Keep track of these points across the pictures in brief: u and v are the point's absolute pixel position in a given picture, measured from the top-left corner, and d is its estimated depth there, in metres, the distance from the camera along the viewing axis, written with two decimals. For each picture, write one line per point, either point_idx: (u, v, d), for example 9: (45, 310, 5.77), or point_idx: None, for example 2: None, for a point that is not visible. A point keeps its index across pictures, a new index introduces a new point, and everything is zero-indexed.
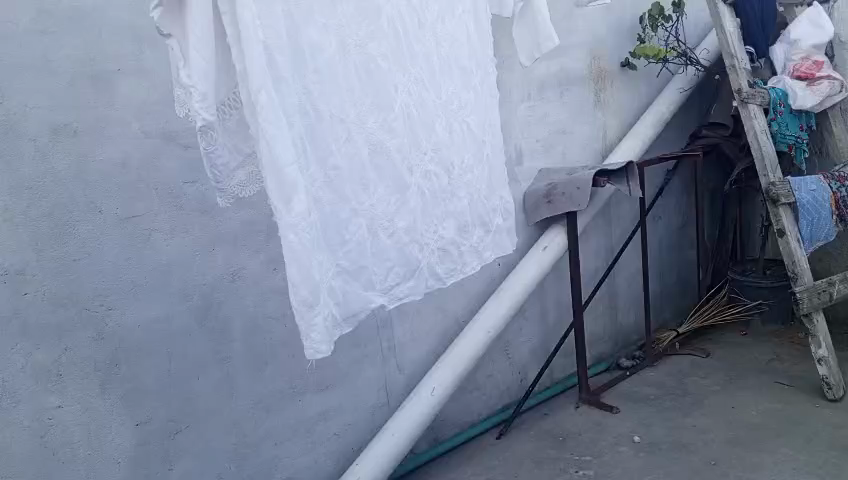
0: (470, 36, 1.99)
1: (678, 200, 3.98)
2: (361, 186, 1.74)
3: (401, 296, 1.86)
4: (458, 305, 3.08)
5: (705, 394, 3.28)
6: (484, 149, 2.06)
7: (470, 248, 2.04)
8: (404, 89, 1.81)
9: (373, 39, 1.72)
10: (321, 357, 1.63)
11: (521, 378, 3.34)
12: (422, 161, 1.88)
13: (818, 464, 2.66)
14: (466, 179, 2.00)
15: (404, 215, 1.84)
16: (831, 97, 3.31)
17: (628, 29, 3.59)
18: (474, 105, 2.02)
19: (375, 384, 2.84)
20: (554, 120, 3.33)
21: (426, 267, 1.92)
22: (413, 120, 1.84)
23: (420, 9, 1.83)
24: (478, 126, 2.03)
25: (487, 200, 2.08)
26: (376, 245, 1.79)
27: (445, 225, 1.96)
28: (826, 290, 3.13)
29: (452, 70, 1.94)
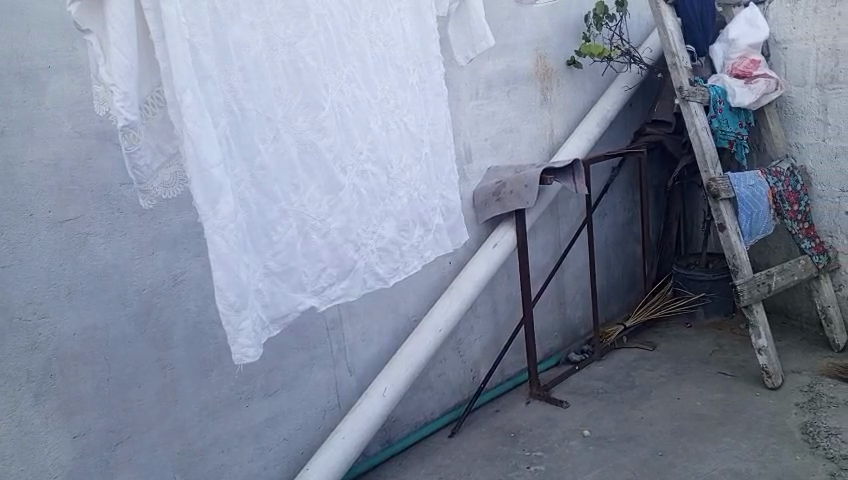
0: (406, 35, 1.99)
1: (624, 196, 4.05)
2: (291, 187, 1.71)
3: (333, 298, 1.85)
4: (409, 304, 3.06)
5: (652, 386, 3.35)
6: (423, 148, 2.07)
7: (411, 247, 2.06)
8: (335, 89, 1.79)
9: (302, 37, 1.70)
10: (250, 361, 1.61)
11: (473, 375, 3.35)
12: (358, 160, 1.86)
13: (758, 451, 2.74)
14: (405, 177, 2.01)
15: (338, 215, 1.82)
16: (767, 96, 3.42)
17: (573, 28, 3.63)
18: (411, 104, 2.03)
19: (326, 387, 2.81)
20: (502, 118, 3.35)
21: (363, 267, 1.92)
22: (345, 117, 1.82)
23: (354, 7, 1.82)
24: (415, 125, 2.04)
25: (427, 199, 2.11)
26: (306, 246, 1.77)
27: (383, 225, 1.96)
28: (765, 282, 3.23)
29: (389, 69, 1.94)
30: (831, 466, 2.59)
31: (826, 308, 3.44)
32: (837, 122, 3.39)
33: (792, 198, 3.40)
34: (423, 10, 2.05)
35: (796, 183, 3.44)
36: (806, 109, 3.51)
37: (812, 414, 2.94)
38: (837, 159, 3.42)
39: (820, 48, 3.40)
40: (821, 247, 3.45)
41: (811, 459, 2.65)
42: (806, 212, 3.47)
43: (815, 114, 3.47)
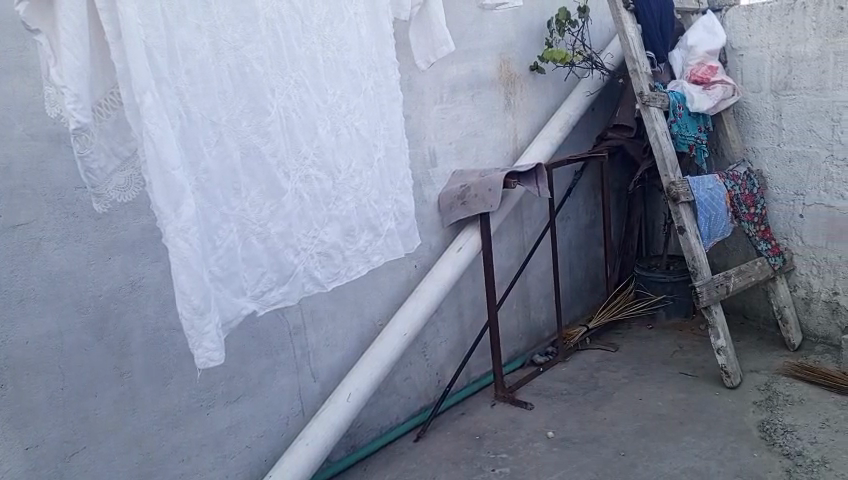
0: (362, 40, 1.99)
1: (587, 199, 4.10)
2: (233, 190, 1.71)
3: (272, 302, 1.85)
4: (373, 308, 3.05)
5: (614, 387, 3.39)
6: (375, 153, 2.08)
7: (356, 252, 2.05)
8: (282, 93, 1.78)
9: (250, 42, 1.68)
10: (216, 365, 1.65)
11: (439, 379, 3.35)
12: (302, 165, 1.86)
13: (717, 449, 2.79)
14: (354, 182, 2.01)
15: (278, 220, 1.82)
16: (725, 101, 3.49)
17: (536, 33, 3.66)
18: (364, 109, 2.02)
19: (289, 393, 2.78)
20: (466, 122, 3.36)
21: (303, 271, 1.91)
22: (291, 122, 1.81)
23: (307, 10, 1.81)
24: (367, 130, 2.04)
25: (378, 204, 2.11)
26: (247, 249, 1.77)
27: (326, 229, 1.96)
28: (723, 283, 3.30)
29: (342, 73, 1.93)
30: (787, 463, 2.65)
31: (782, 309, 3.53)
32: (791, 127, 3.47)
33: (749, 200, 3.48)
34: (381, 15, 2.05)
35: (752, 186, 3.52)
36: (761, 114, 3.60)
37: (768, 412, 3.01)
38: (791, 163, 3.50)
39: (774, 56, 3.48)
40: (777, 249, 3.54)
41: (768, 456, 2.70)
42: (762, 214, 3.55)
43: (770, 120, 3.56)
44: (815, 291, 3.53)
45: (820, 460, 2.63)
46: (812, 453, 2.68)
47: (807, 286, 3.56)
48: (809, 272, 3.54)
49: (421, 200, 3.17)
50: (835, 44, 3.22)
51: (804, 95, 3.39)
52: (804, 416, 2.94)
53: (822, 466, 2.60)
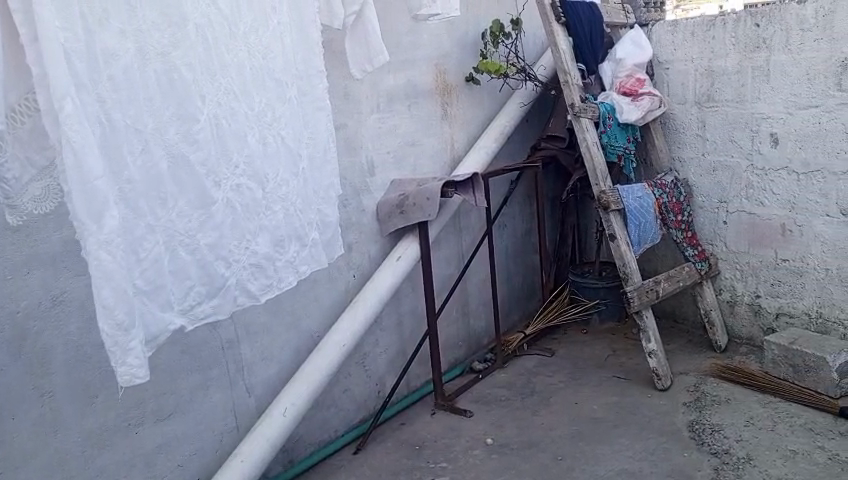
0: (285, 48, 1.95)
1: (522, 208, 4.17)
2: (159, 201, 1.67)
3: (201, 317, 1.82)
4: (311, 320, 3.01)
5: (551, 392, 3.45)
6: (301, 163, 2.03)
7: (286, 263, 2.00)
8: (214, 100, 1.75)
9: (178, 48, 1.65)
10: (141, 381, 1.58)
11: (379, 389, 3.33)
12: (233, 174, 1.81)
13: (650, 451, 2.86)
14: (281, 192, 1.96)
15: (208, 231, 1.78)
16: (652, 112, 3.61)
17: (471, 44, 3.71)
18: (290, 120, 1.98)
19: (223, 409, 2.71)
20: (403, 132, 3.37)
21: (237, 284, 1.87)
22: (222, 131, 1.77)
23: (232, 17, 1.77)
24: (294, 139, 2.00)
25: (302, 214, 2.05)
26: (175, 262, 1.73)
27: (258, 240, 1.91)
28: (653, 288, 3.40)
29: (267, 81, 1.89)
30: (715, 461, 2.74)
31: (708, 312, 3.67)
32: (714, 137, 3.62)
33: (676, 209, 3.62)
34: (308, 26, 2.04)
35: (679, 194, 3.67)
36: (687, 125, 3.74)
37: (697, 412, 3.11)
38: (715, 172, 3.66)
39: (697, 69, 3.63)
40: (703, 254, 3.68)
41: (697, 455, 2.79)
42: (689, 221, 3.69)
43: (695, 130, 3.71)
44: (739, 294, 3.68)
45: (745, 457, 2.73)
46: (738, 450, 2.78)
47: (732, 289, 3.71)
48: (732, 276, 3.69)
49: (359, 209, 3.16)
50: (753, 59, 3.37)
51: (725, 108, 3.54)
52: (730, 415, 3.06)
53: (746, 462, 2.70)
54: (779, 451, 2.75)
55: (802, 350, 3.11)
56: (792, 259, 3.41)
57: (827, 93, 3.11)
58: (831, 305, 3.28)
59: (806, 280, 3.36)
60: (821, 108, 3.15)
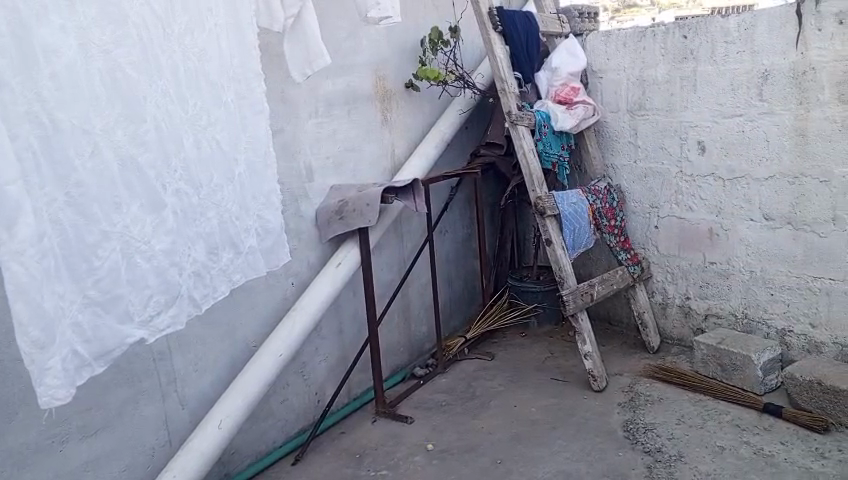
0: (222, 51, 1.92)
1: (462, 214, 4.20)
2: (113, 205, 1.60)
3: (161, 328, 1.78)
4: (247, 329, 2.95)
5: (491, 395, 3.49)
6: (236, 168, 2.01)
7: (220, 271, 1.97)
8: (154, 102, 1.70)
9: (120, 46, 1.60)
10: (60, 403, 1.51)
11: (319, 398, 3.29)
12: (173, 178, 1.77)
13: (586, 451, 2.92)
14: (216, 197, 1.93)
15: (161, 236, 1.75)
16: (586, 120, 3.74)
17: (411, 51, 3.72)
18: (225, 122, 1.95)
19: (155, 423, 2.63)
20: (343, 137, 3.34)
21: (186, 293, 1.85)
22: (163, 133, 1.73)
23: (167, 18, 1.74)
24: (228, 143, 1.97)
25: (238, 220, 2.03)
26: (132, 271, 1.67)
27: (195, 247, 1.87)
28: (588, 291, 3.49)
29: (202, 82, 1.86)
30: (648, 459, 2.82)
31: (642, 314, 3.79)
32: (645, 145, 3.74)
33: (609, 214, 3.73)
34: (246, 28, 2.02)
35: (612, 200, 3.78)
36: (620, 133, 3.86)
37: (632, 412, 3.20)
38: (647, 178, 3.78)
39: (629, 78, 3.75)
40: (635, 258, 3.79)
41: (631, 454, 2.86)
42: (621, 226, 3.80)
43: (627, 138, 3.83)
44: (671, 297, 3.81)
45: (677, 455, 2.82)
46: (670, 448, 2.87)
47: (664, 292, 3.84)
48: (664, 280, 3.83)
49: (297, 215, 3.11)
50: (681, 69, 3.50)
51: (655, 116, 3.66)
52: (663, 413, 3.15)
53: (679, 460, 2.78)
54: (708, 448, 2.84)
55: (729, 350, 3.22)
56: (718, 262, 3.54)
57: (750, 103, 3.24)
58: (755, 306, 3.40)
59: (733, 282, 3.48)
60: (744, 117, 3.28)
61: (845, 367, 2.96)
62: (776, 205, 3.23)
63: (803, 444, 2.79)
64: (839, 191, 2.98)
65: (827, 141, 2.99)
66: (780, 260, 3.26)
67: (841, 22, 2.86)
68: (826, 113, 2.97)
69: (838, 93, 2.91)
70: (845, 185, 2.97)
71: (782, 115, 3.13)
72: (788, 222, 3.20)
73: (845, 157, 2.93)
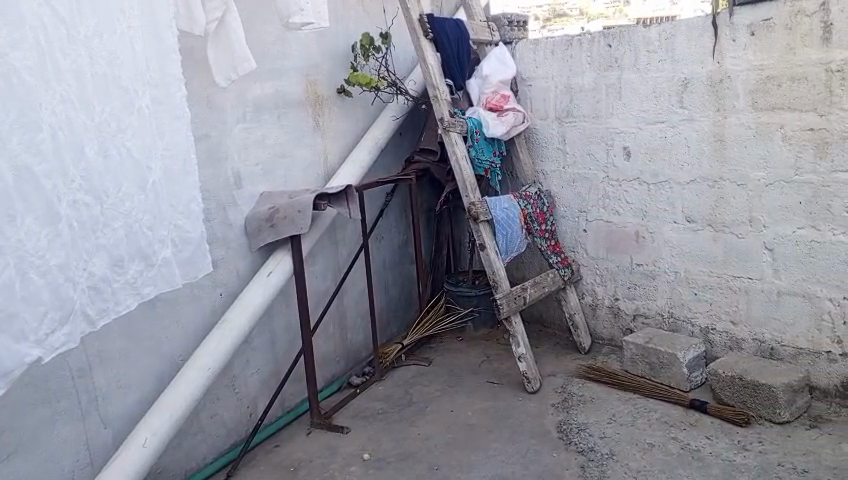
0: (135, 55, 1.86)
1: (398, 220, 4.19)
2: (6, 217, 1.51)
3: (55, 347, 1.66)
4: (175, 343, 2.84)
5: (428, 401, 3.48)
6: (150, 177, 1.92)
7: (125, 284, 1.87)
8: (50, 108, 1.62)
9: (13, 49, 1.52)
10: None
11: (251, 411, 3.21)
12: (69, 189, 1.68)
13: (521, 454, 2.94)
14: (124, 207, 1.84)
15: (58, 250, 1.65)
16: (516, 128, 3.78)
17: (342, 56, 3.68)
18: (139, 128, 1.88)
19: (73, 444, 2.49)
20: (272, 142, 3.28)
21: (79, 308, 1.73)
22: (59, 140, 1.64)
23: (71, 20, 1.66)
24: (141, 150, 1.89)
25: (152, 230, 1.95)
26: (26, 287, 1.58)
27: (94, 259, 1.77)
28: (521, 294, 3.54)
29: (113, 88, 1.79)
30: (581, 459, 2.87)
31: (573, 315, 3.87)
32: (574, 151, 3.83)
33: (540, 218, 3.80)
34: (162, 28, 1.95)
35: (543, 204, 3.86)
36: (549, 139, 3.95)
37: (565, 412, 3.25)
38: (576, 183, 3.87)
39: (558, 86, 3.83)
40: (566, 261, 3.88)
41: (565, 454, 2.91)
42: (552, 230, 3.89)
43: (557, 144, 3.91)
44: (600, 298, 3.90)
45: (608, 453, 2.88)
46: (602, 447, 2.92)
47: (593, 293, 3.93)
48: (594, 281, 3.92)
49: (225, 224, 3.03)
50: (607, 77, 3.60)
51: (583, 122, 3.75)
52: (595, 413, 3.21)
53: (610, 458, 2.84)
54: (637, 445, 2.92)
55: (656, 349, 3.33)
56: (645, 263, 3.65)
57: (671, 109, 3.36)
58: (680, 305, 3.52)
59: (658, 282, 3.60)
60: (666, 123, 3.39)
61: (762, 362, 3.10)
62: (698, 206, 3.35)
63: (727, 436, 2.91)
64: (755, 194, 3.12)
65: (742, 146, 3.12)
66: (701, 260, 3.39)
67: (753, 32, 3.00)
68: (741, 119, 3.10)
69: (752, 101, 3.05)
70: (759, 188, 3.10)
71: (701, 121, 3.25)
72: (709, 224, 3.33)
73: (760, 162, 3.07)
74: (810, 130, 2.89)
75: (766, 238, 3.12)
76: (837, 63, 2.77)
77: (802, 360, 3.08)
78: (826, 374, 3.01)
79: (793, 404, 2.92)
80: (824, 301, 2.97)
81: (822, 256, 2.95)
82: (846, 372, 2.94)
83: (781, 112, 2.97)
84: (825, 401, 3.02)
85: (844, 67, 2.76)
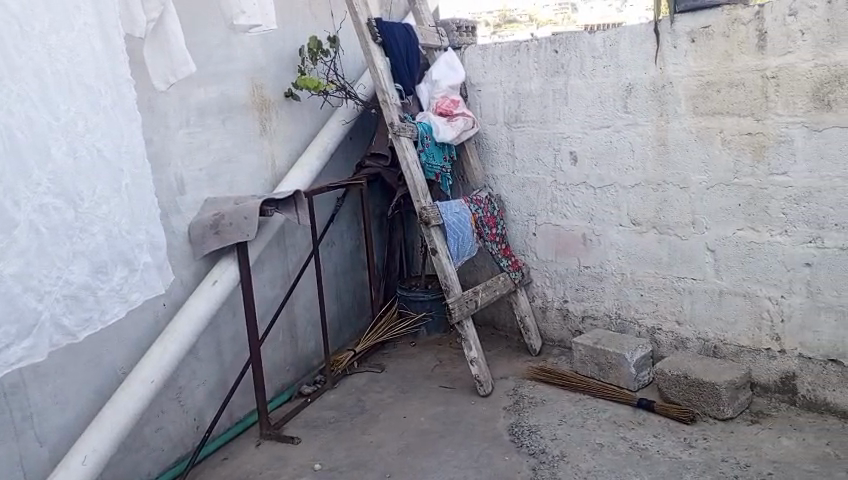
0: (95, 53, 1.79)
1: (349, 225, 4.15)
2: None
3: (12, 361, 1.62)
4: (115, 355, 2.74)
5: (380, 408, 3.45)
6: (122, 179, 1.87)
7: (109, 291, 1.85)
8: (3, 107, 1.55)
9: None
10: None
11: (198, 424, 3.12)
12: (35, 192, 1.63)
13: (474, 458, 2.94)
14: (100, 210, 1.80)
15: (12, 258, 1.58)
16: (466, 132, 3.78)
17: (289, 60, 3.63)
18: (106, 128, 1.82)
19: (7, 465, 2.37)
20: (217, 147, 3.20)
21: (50, 320, 1.69)
22: (15, 141, 1.57)
23: (25, 15, 1.60)
24: (111, 151, 1.83)
25: (129, 234, 1.90)
26: None
27: (73, 267, 1.74)
28: (472, 298, 3.55)
29: (76, 87, 1.73)
30: (533, 461, 2.88)
31: (523, 318, 3.91)
32: (523, 156, 3.87)
33: (490, 222, 3.82)
34: (109, 27, 1.86)
35: (493, 208, 3.88)
36: (498, 144, 3.98)
37: (517, 415, 3.27)
38: (524, 188, 3.91)
39: (505, 91, 3.87)
40: (516, 264, 3.91)
41: (517, 457, 2.92)
42: (502, 234, 3.92)
43: (505, 149, 3.95)
44: (550, 300, 3.95)
45: (559, 455, 2.90)
46: (552, 449, 2.94)
47: (543, 296, 3.97)
48: (543, 284, 3.96)
49: (167, 231, 2.94)
50: (553, 83, 3.64)
51: (530, 128, 3.80)
52: (545, 415, 3.24)
53: (561, 460, 2.86)
54: (588, 445, 2.95)
55: (604, 350, 3.38)
56: (592, 265, 3.70)
57: (616, 114, 3.42)
58: (627, 306, 3.59)
59: (606, 284, 3.66)
60: (611, 128, 3.46)
61: (706, 361, 3.18)
62: (642, 209, 3.42)
63: (673, 434, 2.97)
64: (697, 197, 3.20)
65: (683, 150, 3.20)
66: (646, 261, 3.46)
67: (693, 39, 3.08)
68: (683, 124, 3.19)
69: (693, 106, 3.13)
70: (701, 191, 3.19)
71: (645, 125, 3.32)
72: (654, 227, 3.40)
73: (701, 166, 3.16)
74: (747, 134, 2.98)
75: (707, 239, 3.20)
76: (772, 69, 2.87)
77: (744, 358, 3.17)
78: (766, 370, 3.10)
79: (736, 401, 2.99)
80: (763, 300, 3.06)
81: (760, 256, 3.04)
82: (785, 369, 3.04)
83: (720, 117, 3.05)
84: (765, 397, 3.11)
85: (778, 74, 2.86)
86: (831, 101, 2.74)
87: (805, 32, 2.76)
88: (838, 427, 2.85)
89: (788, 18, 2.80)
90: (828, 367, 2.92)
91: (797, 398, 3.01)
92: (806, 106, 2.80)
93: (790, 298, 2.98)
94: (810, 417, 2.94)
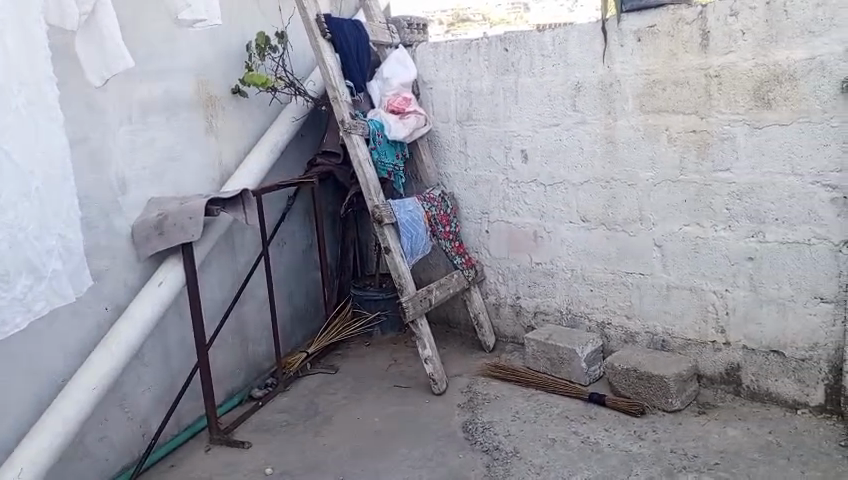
0: (6, 52, 1.74)
1: (301, 224, 4.08)
2: None
3: None
4: (54, 362, 2.63)
5: (333, 409, 3.41)
6: (32, 182, 1.81)
7: (10, 301, 1.77)
8: None
9: None
10: None
11: (144, 431, 3.02)
12: None
13: (428, 457, 2.93)
14: (5, 215, 1.73)
15: None
16: (418, 130, 3.78)
17: (236, 55, 3.55)
18: (15, 130, 1.77)
19: None
20: (161, 145, 3.10)
21: None
22: None
23: None
24: (20, 154, 1.78)
25: (37, 240, 1.83)
26: None
27: None
28: (426, 297, 3.53)
29: None
30: (487, 458, 2.89)
31: (477, 315, 3.91)
32: (475, 153, 3.88)
33: (444, 220, 3.81)
34: (30, 25, 1.83)
35: (447, 206, 3.87)
36: (450, 142, 3.97)
37: (471, 412, 3.27)
38: (477, 185, 3.92)
39: (457, 89, 3.86)
40: (470, 262, 3.91)
41: (470, 455, 2.92)
42: (455, 231, 3.91)
43: (458, 147, 3.95)
44: (503, 297, 3.97)
45: (512, 451, 2.91)
46: (506, 445, 2.95)
47: (496, 293, 3.99)
48: (496, 281, 3.98)
49: (109, 232, 2.84)
50: (504, 81, 3.66)
51: (482, 126, 3.80)
52: (499, 411, 3.25)
53: (514, 456, 2.87)
54: (541, 440, 2.97)
55: (556, 345, 3.41)
56: (543, 262, 3.73)
57: (565, 113, 3.45)
58: (577, 302, 3.63)
59: (557, 280, 3.69)
60: (560, 126, 3.49)
61: (654, 354, 3.23)
62: (592, 207, 3.46)
63: (624, 427, 3.01)
64: (644, 193, 3.26)
65: (631, 148, 3.25)
66: (596, 257, 3.50)
67: (640, 38, 3.13)
68: (630, 122, 3.23)
69: (640, 104, 3.19)
70: (648, 188, 3.24)
71: (593, 123, 3.36)
72: (602, 223, 3.44)
73: (647, 162, 3.21)
74: (692, 132, 3.05)
75: (655, 235, 3.26)
76: (715, 68, 2.93)
77: (690, 351, 3.24)
78: (712, 362, 3.17)
79: (683, 392, 3.06)
80: (708, 293, 3.14)
81: (704, 252, 3.11)
82: (730, 360, 3.12)
83: (666, 115, 3.11)
84: (712, 388, 3.19)
85: (721, 73, 2.92)
86: (770, 99, 2.81)
87: (746, 32, 2.83)
88: (780, 415, 2.94)
89: (729, 19, 2.86)
90: (770, 357, 3.00)
91: (742, 388, 3.10)
92: (747, 103, 2.87)
93: (734, 291, 3.05)
94: (753, 407, 3.03)
